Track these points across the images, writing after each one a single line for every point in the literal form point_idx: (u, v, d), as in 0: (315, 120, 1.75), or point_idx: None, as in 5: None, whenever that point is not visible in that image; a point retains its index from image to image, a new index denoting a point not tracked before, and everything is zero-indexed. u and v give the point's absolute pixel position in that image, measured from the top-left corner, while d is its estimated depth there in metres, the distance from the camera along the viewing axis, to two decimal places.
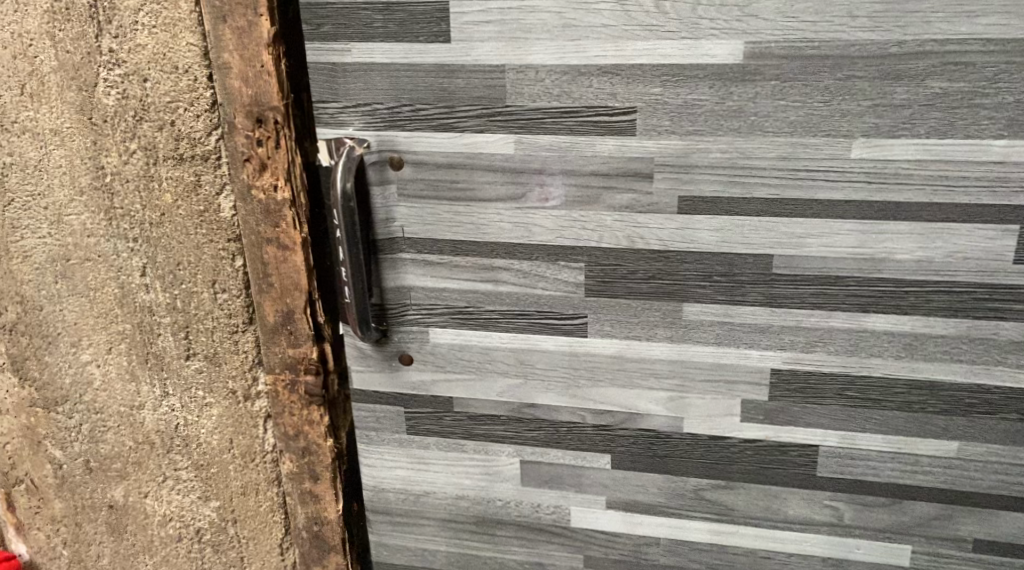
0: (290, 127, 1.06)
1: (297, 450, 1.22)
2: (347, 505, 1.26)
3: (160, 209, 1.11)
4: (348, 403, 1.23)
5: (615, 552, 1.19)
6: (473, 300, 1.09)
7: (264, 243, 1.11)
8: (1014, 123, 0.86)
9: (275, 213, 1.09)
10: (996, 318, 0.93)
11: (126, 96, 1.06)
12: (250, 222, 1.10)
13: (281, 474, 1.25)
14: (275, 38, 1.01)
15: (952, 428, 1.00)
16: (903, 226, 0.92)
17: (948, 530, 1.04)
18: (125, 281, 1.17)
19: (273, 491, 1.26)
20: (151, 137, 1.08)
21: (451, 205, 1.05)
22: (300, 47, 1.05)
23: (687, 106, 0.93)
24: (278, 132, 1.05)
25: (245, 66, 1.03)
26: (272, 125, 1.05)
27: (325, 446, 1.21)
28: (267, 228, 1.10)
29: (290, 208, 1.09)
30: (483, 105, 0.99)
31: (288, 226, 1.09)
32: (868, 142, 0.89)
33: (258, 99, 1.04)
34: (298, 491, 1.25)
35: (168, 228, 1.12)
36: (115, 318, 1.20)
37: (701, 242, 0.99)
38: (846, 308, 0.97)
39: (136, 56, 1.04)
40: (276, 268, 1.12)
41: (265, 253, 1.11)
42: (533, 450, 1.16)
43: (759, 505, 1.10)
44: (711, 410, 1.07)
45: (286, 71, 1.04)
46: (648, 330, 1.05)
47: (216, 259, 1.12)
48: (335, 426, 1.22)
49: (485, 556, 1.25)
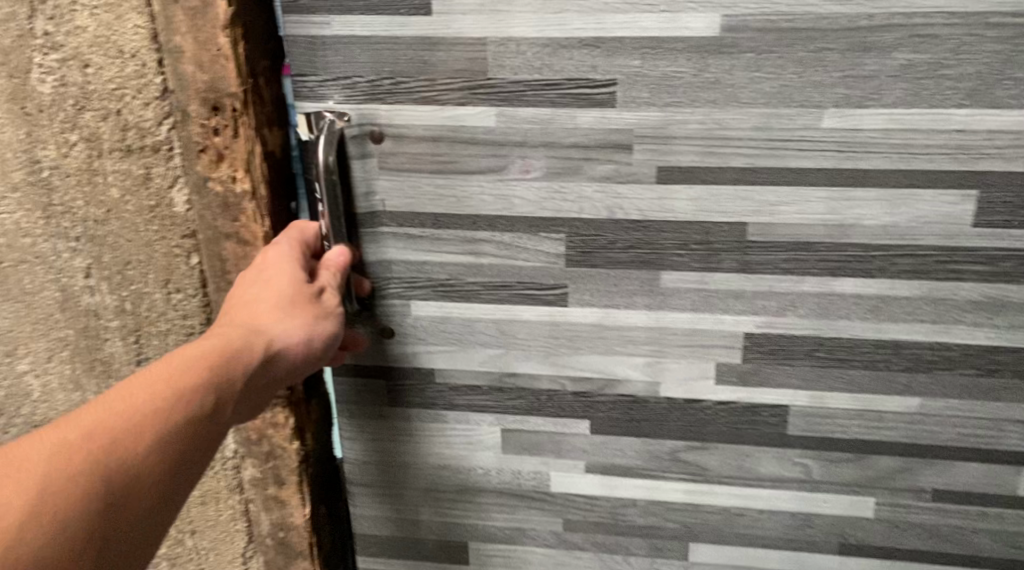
0: (248, 114, 1.00)
1: (260, 455, 1.19)
2: (317, 510, 1.24)
3: (105, 205, 1.06)
4: (322, 401, 1.21)
5: (594, 514, 1.22)
6: (455, 273, 1.11)
7: (222, 238, 1.07)
8: (975, 93, 0.89)
9: (233, 207, 1.05)
10: (956, 279, 0.98)
11: (65, 83, 1.00)
12: (206, 216, 1.06)
13: (243, 482, 1.22)
14: (232, 20, 0.96)
15: (914, 385, 1.04)
16: (871, 193, 0.96)
17: (909, 481, 1.10)
18: (67, 284, 1.12)
19: (235, 498, 1.24)
20: (94, 128, 1.02)
21: (433, 178, 1.07)
22: (255, 30, 1.00)
23: (666, 78, 0.96)
24: (236, 119, 1.00)
25: (199, 50, 0.97)
26: (230, 113, 1.00)
27: (290, 450, 1.17)
28: (225, 223, 1.06)
29: (250, 199, 1.04)
30: (465, 78, 1.01)
31: (248, 220, 1.05)
32: (839, 113, 0.93)
33: (214, 85, 0.99)
34: (261, 499, 1.22)
35: (115, 225, 1.08)
36: (56, 323, 1.16)
37: (677, 211, 1.02)
38: (817, 273, 1.01)
39: (76, 40, 0.98)
40: (236, 264, 1.08)
41: (223, 249, 1.07)
42: (514, 419, 1.19)
43: (732, 464, 1.14)
44: (687, 374, 1.11)
45: (244, 55, 0.98)
46: (626, 298, 1.08)
47: (169, 257, 1.09)
48: (301, 429, 1.17)
49: (466, 523, 1.28)
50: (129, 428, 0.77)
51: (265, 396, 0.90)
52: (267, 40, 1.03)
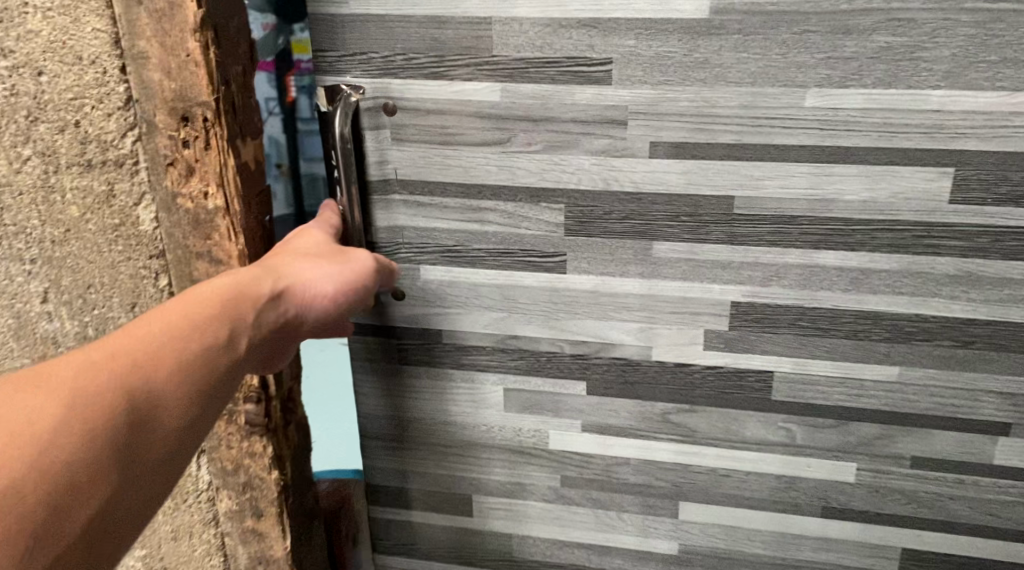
0: (220, 125, 1.00)
1: (237, 486, 1.20)
2: (299, 540, 1.27)
3: (64, 224, 1.06)
4: (299, 426, 1.24)
5: (590, 471, 1.30)
6: (462, 239, 1.19)
7: (193, 257, 1.07)
8: (951, 74, 0.94)
9: (204, 223, 1.05)
10: (934, 253, 1.02)
11: (17, 93, 0.99)
12: (176, 234, 1.06)
13: (218, 515, 1.23)
14: (201, 24, 0.96)
15: (893, 354, 1.09)
16: (852, 169, 1.01)
17: (888, 448, 1.15)
18: (22, 310, 1.11)
19: (210, 533, 1.24)
20: (50, 141, 1.02)
21: (441, 149, 1.14)
22: (224, 38, 1.00)
23: (658, 57, 1.02)
24: (208, 129, 1.00)
25: (166, 55, 0.98)
26: (200, 122, 1.00)
27: (269, 479, 1.19)
28: (196, 241, 1.06)
29: (224, 216, 1.04)
30: (471, 55, 1.08)
31: (221, 238, 1.05)
32: (821, 92, 0.98)
33: (184, 93, 0.99)
34: (238, 530, 1.23)
35: (75, 245, 1.07)
36: (11, 352, 1.14)
37: (669, 184, 1.08)
38: (800, 245, 1.06)
39: (29, 46, 0.97)
40: None
41: (195, 269, 1.08)
42: (515, 379, 1.27)
43: (720, 427, 1.20)
44: (677, 339, 1.17)
45: (215, 61, 0.98)
46: (621, 267, 1.15)
47: (136, 279, 1.09)
48: (279, 456, 1.19)
49: (470, 477, 1.36)
50: (149, 353, 0.78)
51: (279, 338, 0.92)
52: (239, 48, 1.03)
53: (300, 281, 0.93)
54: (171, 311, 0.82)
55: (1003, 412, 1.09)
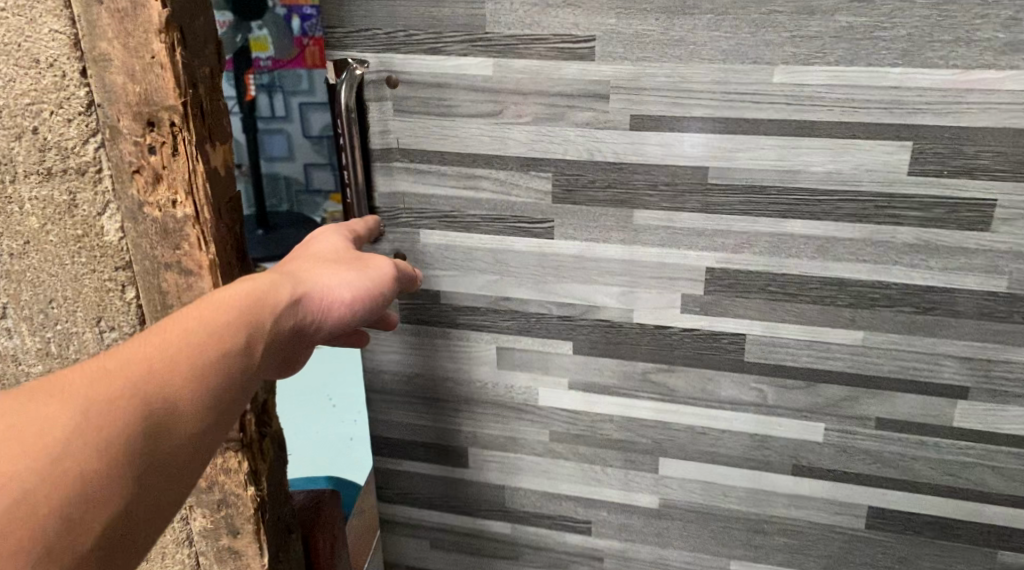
0: (191, 131, 0.75)
1: (211, 503, 0.90)
2: (277, 559, 0.93)
3: (23, 234, 0.82)
4: (276, 439, 0.93)
5: (577, 427, 1.38)
6: (458, 206, 1.27)
7: (162, 268, 0.80)
8: (908, 53, 1.00)
9: (175, 234, 0.78)
10: (894, 223, 1.09)
11: None
12: (142, 243, 0.79)
13: (191, 532, 0.93)
14: (168, 25, 0.71)
15: (858, 319, 1.16)
16: (816, 142, 1.07)
17: (854, 409, 1.22)
18: None
19: (184, 552, 0.94)
20: (4, 146, 0.78)
21: (438, 120, 1.22)
22: (196, 28, 0.75)
23: (638, 35, 1.09)
24: (176, 137, 0.75)
25: (129, 57, 0.72)
26: (168, 129, 0.75)
27: (245, 495, 0.88)
28: (166, 252, 0.79)
29: (195, 226, 0.78)
30: (467, 32, 1.16)
31: (193, 248, 0.79)
32: (787, 69, 1.05)
33: (148, 98, 0.74)
34: (213, 550, 0.92)
35: (34, 257, 0.83)
36: None
37: (648, 154, 1.15)
38: (769, 215, 1.13)
39: None
40: (180, 297, 0.81)
41: (165, 281, 0.81)
42: (507, 338, 1.35)
43: (697, 386, 1.28)
44: (656, 302, 1.24)
45: (184, 63, 0.73)
46: (604, 233, 1.22)
47: (100, 292, 0.83)
48: (256, 472, 0.89)
49: (466, 431, 1.45)
50: (153, 372, 0.62)
51: (302, 346, 0.76)
52: (209, 46, 0.78)
53: (323, 286, 0.77)
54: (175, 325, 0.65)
55: (961, 376, 1.15)
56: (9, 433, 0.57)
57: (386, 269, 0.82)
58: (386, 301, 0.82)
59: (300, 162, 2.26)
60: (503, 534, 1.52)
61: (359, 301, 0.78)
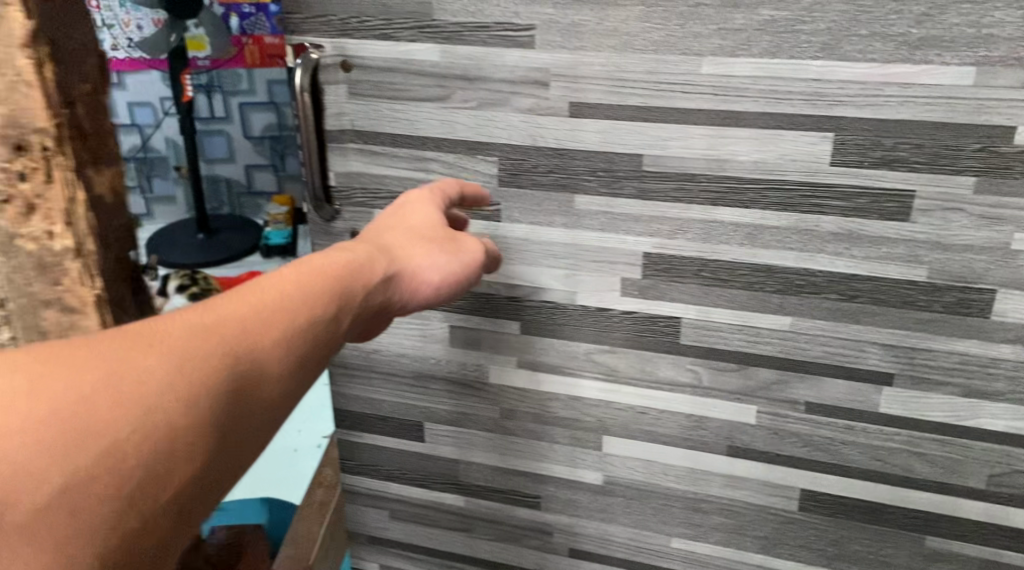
0: (57, 147, 1.09)
1: None
2: None
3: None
4: None
5: (526, 404, 1.43)
6: (409, 186, 1.32)
7: (41, 307, 1.18)
8: (827, 46, 1.03)
9: (54, 269, 1.15)
10: (819, 212, 1.12)
11: None
12: (16, 278, 1.16)
13: None
14: (30, 36, 1.03)
15: (786, 305, 1.19)
16: (743, 132, 1.10)
17: (784, 392, 1.25)
18: None
19: None
20: None
21: (390, 103, 1.27)
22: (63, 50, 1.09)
23: (574, 25, 1.13)
24: (47, 153, 1.09)
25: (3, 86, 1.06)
26: (38, 149, 1.09)
27: None
28: (47, 289, 1.17)
29: (74, 257, 1.15)
30: (414, 19, 1.20)
31: (74, 283, 1.16)
32: (714, 60, 1.08)
33: (19, 116, 1.07)
34: None
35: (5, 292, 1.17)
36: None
37: (585, 141, 1.19)
38: (700, 202, 1.17)
39: None
40: (59, 331, 1.19)
41: (44, 316, 1.18)
42: (459, 317, 1.39)
43: (637, 367, 1.32)
44: (598, 286, 1.28)
45: (50, 80, 1.07)
46: (548, 217, 1.26)
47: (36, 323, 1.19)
48: None
49: (422, 407, 1.50)
50: (258, 324, 0.77)
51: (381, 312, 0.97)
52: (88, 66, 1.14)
53: (407, 268, 0.99)
54: (280, 287, 0.83)
55: (886, 363, 1.19)
56: (114, 379, 0.66)
57: (469, 255, 1.04)
58: (455, 280, 1.02)
59: (241, 162, 2.89)
60: (457, 507, 1.58)
61: (434, 282, 1.01)
